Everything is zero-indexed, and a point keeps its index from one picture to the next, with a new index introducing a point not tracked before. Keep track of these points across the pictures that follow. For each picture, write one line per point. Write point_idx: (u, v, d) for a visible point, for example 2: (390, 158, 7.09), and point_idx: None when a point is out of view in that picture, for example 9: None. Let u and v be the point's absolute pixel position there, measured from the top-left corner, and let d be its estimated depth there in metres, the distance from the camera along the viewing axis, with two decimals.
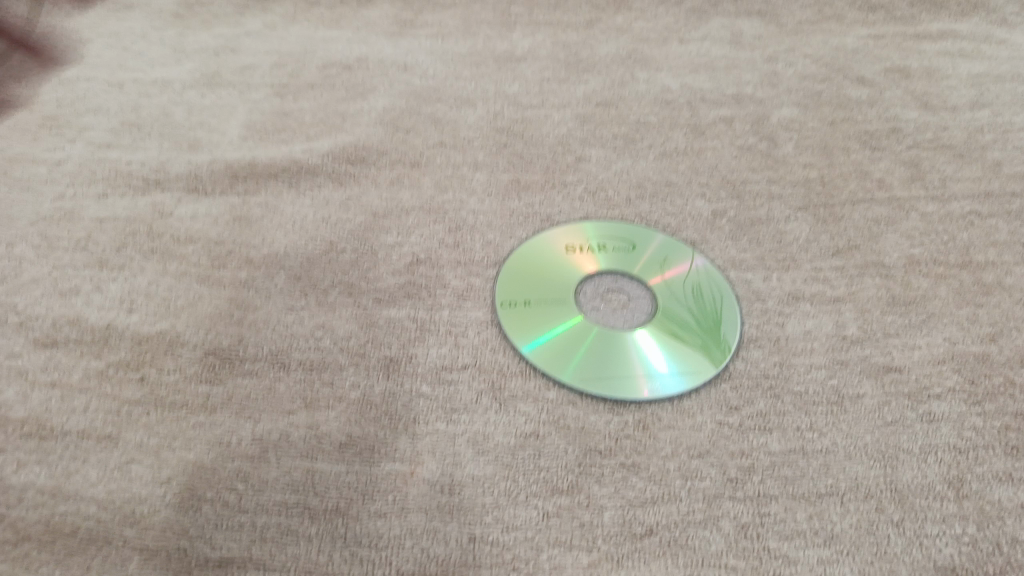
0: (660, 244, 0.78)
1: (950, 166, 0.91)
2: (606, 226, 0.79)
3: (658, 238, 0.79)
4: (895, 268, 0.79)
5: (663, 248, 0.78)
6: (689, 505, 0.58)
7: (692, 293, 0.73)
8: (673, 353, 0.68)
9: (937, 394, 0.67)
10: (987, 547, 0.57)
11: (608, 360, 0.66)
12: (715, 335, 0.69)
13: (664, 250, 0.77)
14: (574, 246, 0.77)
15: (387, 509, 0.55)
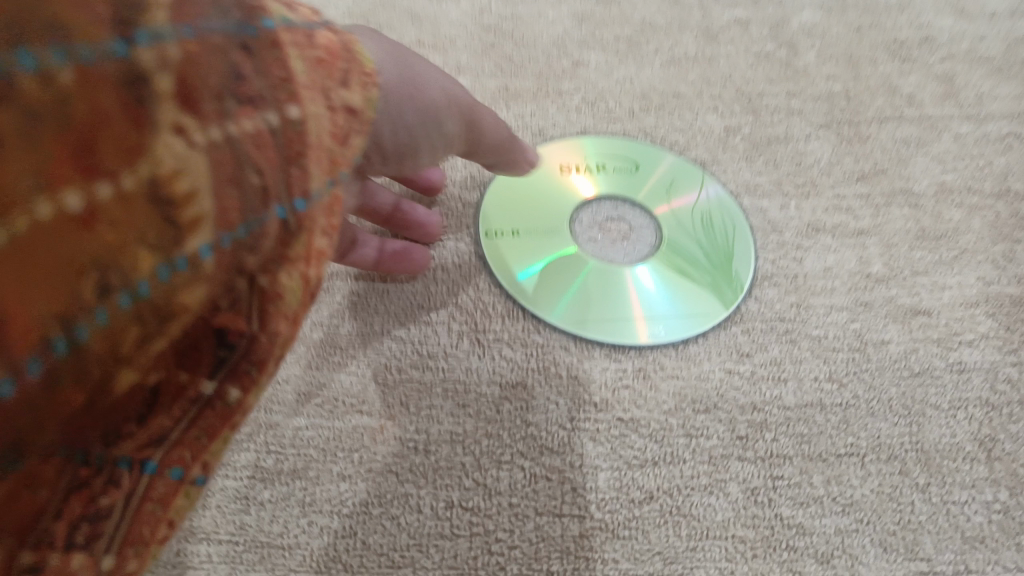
0: (665, 164, 0.70)
1: (988, 82, 0.80)
2: (606, 144, 0.71)
3: (664, 157, 0.70)
4: (925, 197, 0.71)
5: (670, 169, 0.70)
6: (693, 466, 0.51)
7: (700, 224, 0.66)
8: (680, 290, 0.61)
9: (969, 341, 0.60)
10: (1020, 516, 0.52)
11: (604, 301, 0.59)
12: (726, 271, 0.62)
13: (670, 172, 0.69)
14: (570, 166, 0.68)
15: (352, 472, 0.49)
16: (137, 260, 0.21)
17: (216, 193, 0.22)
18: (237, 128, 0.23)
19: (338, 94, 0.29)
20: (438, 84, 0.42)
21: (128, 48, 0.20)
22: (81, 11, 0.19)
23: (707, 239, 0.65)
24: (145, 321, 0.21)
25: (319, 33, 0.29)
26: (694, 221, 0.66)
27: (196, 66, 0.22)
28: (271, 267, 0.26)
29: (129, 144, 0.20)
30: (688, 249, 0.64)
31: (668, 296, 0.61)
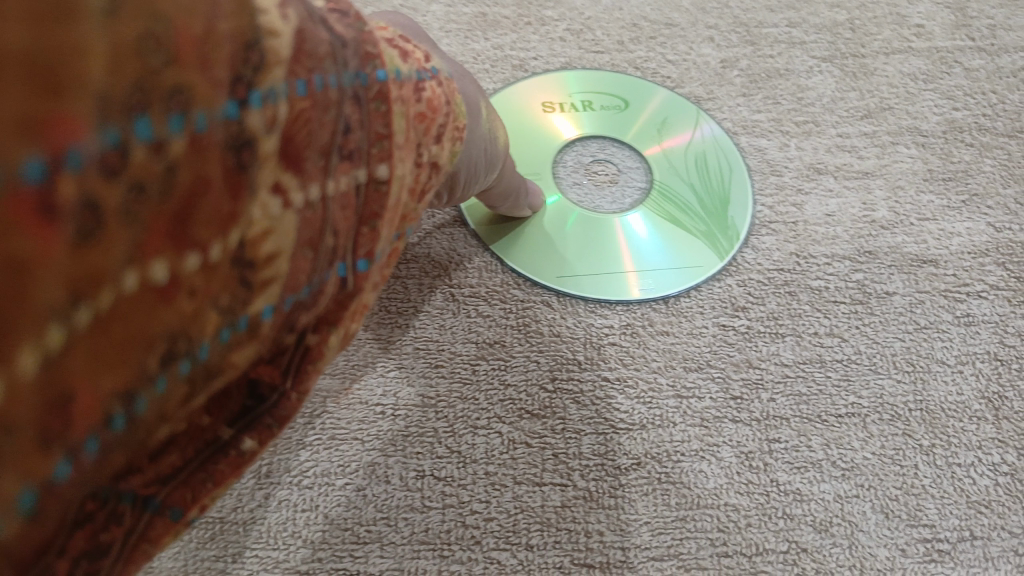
0: (654, 100, 0.65)
1: (1002, 10, 0.74)
2: (590, 78, 0.65)
3: (652, 93, 0.65)
4: (934, 136, 0.66)
5: (660, 106, 0.64)
6: (684, 430, 0.48)
7: (694, 167, 0.61)
8: (672, 240, 0.57)
9: (977, 291, 0.57)
10: None
11: (589, 254, 0.55)
12: (721, 219, 0.58)
13: (660, 109, 0.64)
14: (552, 105, 0.63)
15: (314, 440, 0.45)
16: (204, 325, 0.17)
17: (294, 253, 0.19)
18: (333, 187, 0.20)
19: (427, 150, 0.25)
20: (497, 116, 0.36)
21: (247, 105, 0.16)
22: (212, 73, 0.15)
23: (699, 185, 0.60)
24: (194, 381, 0.18)
25: (427, 82, 0.25)
26: (687, 164, 0.61)
27: (309, 126, 0.18)
28: (320, 324, 0.23)
29: (225, 215, 0.16)
30: (681, 195, 0.60)
31: (660, 247, 0.57)
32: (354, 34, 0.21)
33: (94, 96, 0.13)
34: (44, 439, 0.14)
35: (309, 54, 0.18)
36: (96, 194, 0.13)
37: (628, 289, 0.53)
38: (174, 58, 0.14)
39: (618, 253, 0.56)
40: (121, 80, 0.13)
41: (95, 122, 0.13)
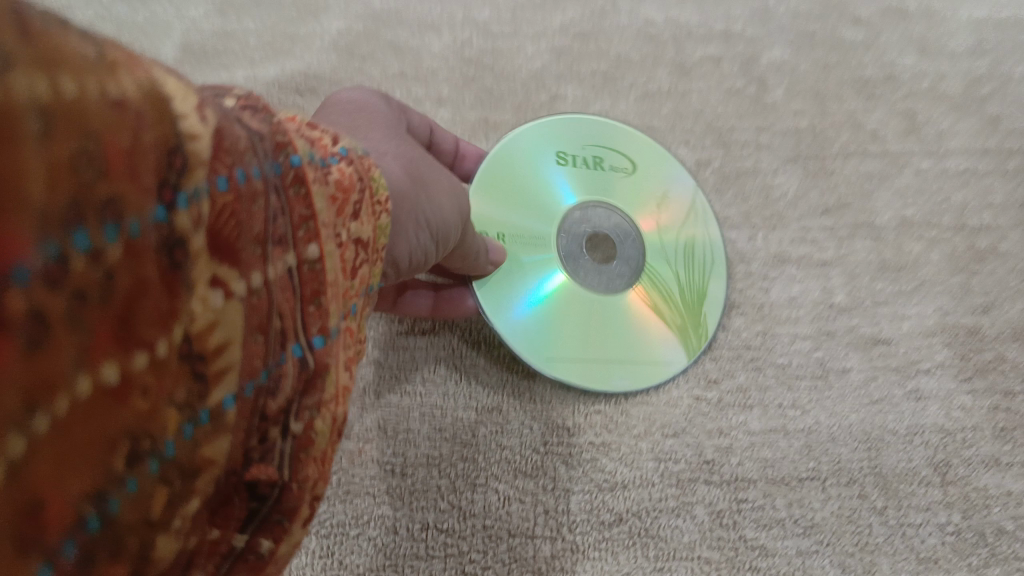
0: (657, 186, 0.69)
1: (947, 120, 0.82)
2: (616, 142, 0.68)
3: (662, 178, 0.69)
4: (887, 231, 0.74)
5: (665, 191, 0.68)
6: (661, 490, 0.53)
7: (679, 259, 0.65)
8: (644, 330, 0.61)
9: (926, 369, 0.63)
10: (971, 537, 0.55)
11: (575, 336, 0.59)
12: (696, 313, 0.63)
13: (663, 193, 0.68)
14: (571, 158, 0.66)
15: (328, 493, 0.50)
16: (167, 424, 0.19)
17: (243, 340, 0.22)
18: (272, 271, 0.23)
19: (346, 229, 0.29)
20: (444, 193, 0.45)
21: (175, 208, 0.18)
22: (137, 180, 0.16)
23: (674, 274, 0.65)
24: (173, 479, 0.20)
25: (335, 167, 0.29)
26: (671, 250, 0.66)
27: (235, 218, 0.21)
28: (303, 410, 0.25)
29: (165, 311, 0.18)
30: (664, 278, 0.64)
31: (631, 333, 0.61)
32: (266, 132, 0.24)
33: (31, 215, 0.14)
34: (21, 546, 0.15)
35: (227, 155, 0.20)
36: (42, 304, 0.14)
37: (600, 375, 0.57)
38: (103, 170, 0.15)
39: (592, 333, 0.60)
40: (59, 195, 0.14)
41: (37, 239, 0.14)
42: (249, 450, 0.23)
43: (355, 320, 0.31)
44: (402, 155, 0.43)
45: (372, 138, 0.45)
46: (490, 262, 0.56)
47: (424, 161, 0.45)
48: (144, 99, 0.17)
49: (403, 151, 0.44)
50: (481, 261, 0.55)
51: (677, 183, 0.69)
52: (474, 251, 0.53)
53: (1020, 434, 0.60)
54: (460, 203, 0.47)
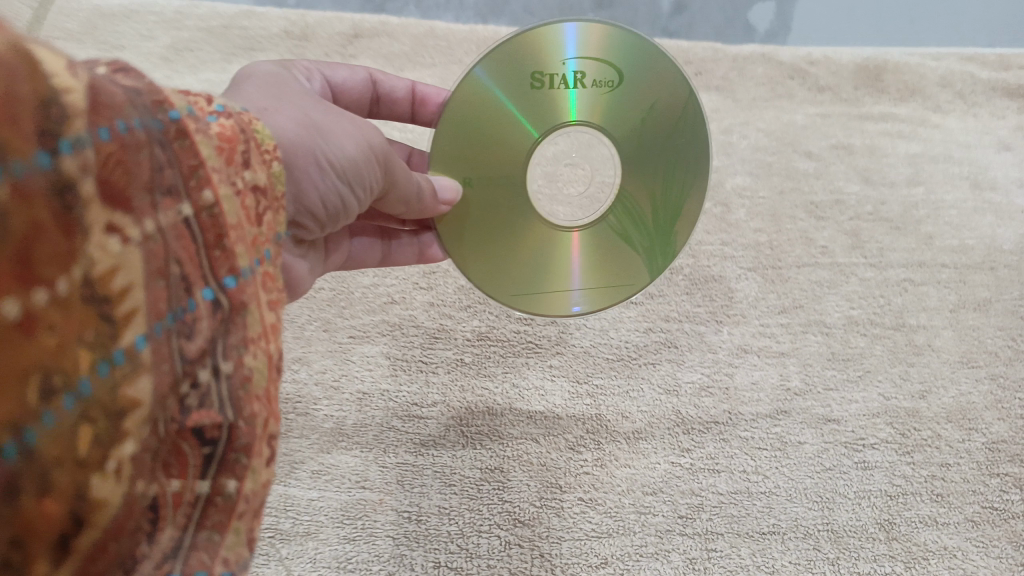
0: (651, 100, 0.60)
1: (888, 237, 0.90)
2: (600, 49, 0.58)
3: (659, 86, 0.59)
4: (836, 328, 0.81)
5: (657, 105, 0.60)
6: (642, 537, 0.63)
7: (661, 178, 0.62)
8: (615, 254, 0.65)
9: (872, 443, 0.72)
10: None
11: (539, 271, 0.64)
12: (666, 234, 0.64)
13: (654, 106, 0.60)
14: (544, 78, 0.58)
15: (357, 535, 0.62)
16: (80, 363, 0.23)
17: (143, 282, 0.26)
18: (163, 216, 0.28)
19: (238, 175, 0.35)
20: (347, 134, 0.50)
21: (60, 155, 0.22)
22: (16, 130, 0.21)
23: (657, 368, 0.75)
24: (97, 418, 0.24)
25: (214, 122, 0.35)
26: (655, 345, 0.76)
27: (123, 162, 0.25)
28: (231, 353, 0.30)
29: (63, 252, 0.23)
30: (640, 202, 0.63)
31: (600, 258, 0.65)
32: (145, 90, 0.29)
33: None
34: None
35: (107, 108, 0.25)
36: None
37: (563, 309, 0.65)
38: None
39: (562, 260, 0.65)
40: None
41: None
42: (185, 399, 0.28)
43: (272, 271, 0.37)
44: (295, 110, 0.48)
45: (281, 100, 0.49)
46: (438, 204, 0.59)
47: (321, 112, 0.50)
48: (10, 53, 0.21)
49: (298, 104, 0.49)
50: (425, 203, 0.57)
51: (675, 97, 0.60)
52: (413, 192, 0.56)
53: (954, 499, 0.69)
54: (368, 140, 0.51)
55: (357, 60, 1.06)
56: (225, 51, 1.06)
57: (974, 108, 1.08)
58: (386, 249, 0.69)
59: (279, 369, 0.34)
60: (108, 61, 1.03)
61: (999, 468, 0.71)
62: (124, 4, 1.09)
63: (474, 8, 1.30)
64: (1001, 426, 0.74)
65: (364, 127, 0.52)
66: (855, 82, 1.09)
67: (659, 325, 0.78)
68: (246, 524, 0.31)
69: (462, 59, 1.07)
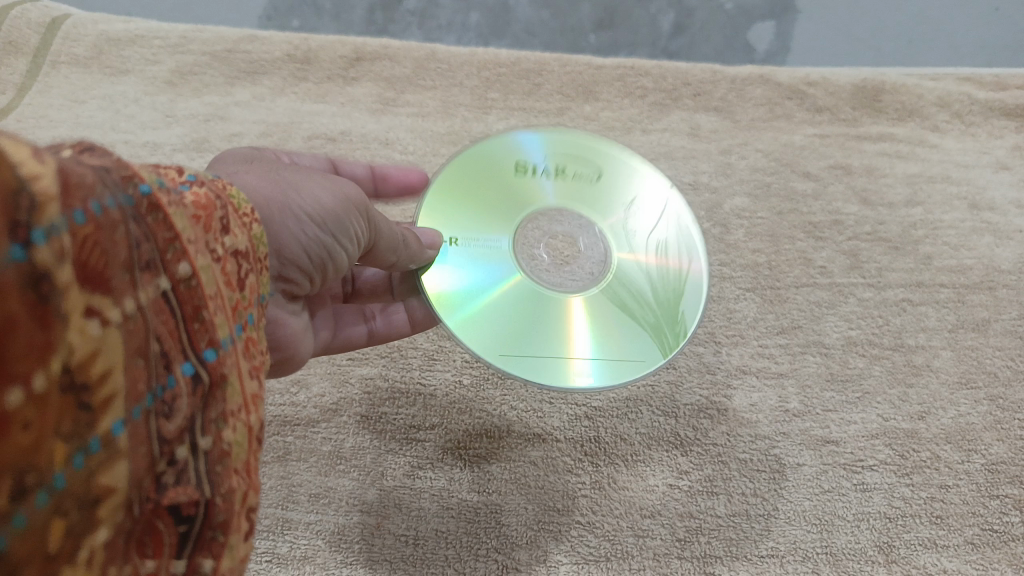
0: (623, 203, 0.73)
1: (886, 257, 0.89)
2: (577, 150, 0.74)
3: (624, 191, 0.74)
4: (834, 348, 0.80)
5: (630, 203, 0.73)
6: (640, 561, 0.64)
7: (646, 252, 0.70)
8: (612, 323, 0.66)
9: (871, 465, 0.72)
10: None
11: (535, 334, 0.64)
12: (672, 312, 0.67)
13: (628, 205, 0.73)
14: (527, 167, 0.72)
15: (353, 560, 0.63)
16: (56, 458, 0.24)
17: (124, 365, 0.27)
18: (143, 296, 0.29)
19: (212, 241, 0.37)
20: (321, 185, 0.52)
21: (34, 245, 0.22)
22: None
23: (656, 390, 0.75)
24: (69, 511, 0.25)
25: (188, 193, 0.37)
26: (654, 367, 0.77)
27: (99, 245, 0.26)
28: (210, 428, 0.33)
29: (40, 345, 0.23)
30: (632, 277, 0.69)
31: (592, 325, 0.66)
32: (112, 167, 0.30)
33: None
34: None
35: (78, 192, 0.25)
36: None
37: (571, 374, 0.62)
38: None
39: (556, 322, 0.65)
40: None
41: None
42: (162, 477, 0.30)
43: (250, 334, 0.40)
44: (264, 172, 0.51)
45: (251, 168, 0.52)
46: (422, 250, 0.62)
47: (292, 171, 0.52)
48: None
49: (267, 169, 0.52)
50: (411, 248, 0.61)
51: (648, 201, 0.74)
52: (398, 240, 0.59)
53: (954, 521, 0.69)
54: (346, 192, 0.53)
55: (358, 83, 1.07)
56: (227, 74, 1.07)
57: (972, 128, 1.08)
58: (372, 324, 0.70)
59: (259, 440, 0.37)
60: (115, 84, 1.04)
61: (999, 490, 0.71)
62: (130, 30, 1.10)
63: (476, 31, 1.32)
64: (1000, 447, 0.74)
65: (343, 181, 0.55)
66: (853, 103, 1.10)
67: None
68: None
69: (463, 82, 1.07)
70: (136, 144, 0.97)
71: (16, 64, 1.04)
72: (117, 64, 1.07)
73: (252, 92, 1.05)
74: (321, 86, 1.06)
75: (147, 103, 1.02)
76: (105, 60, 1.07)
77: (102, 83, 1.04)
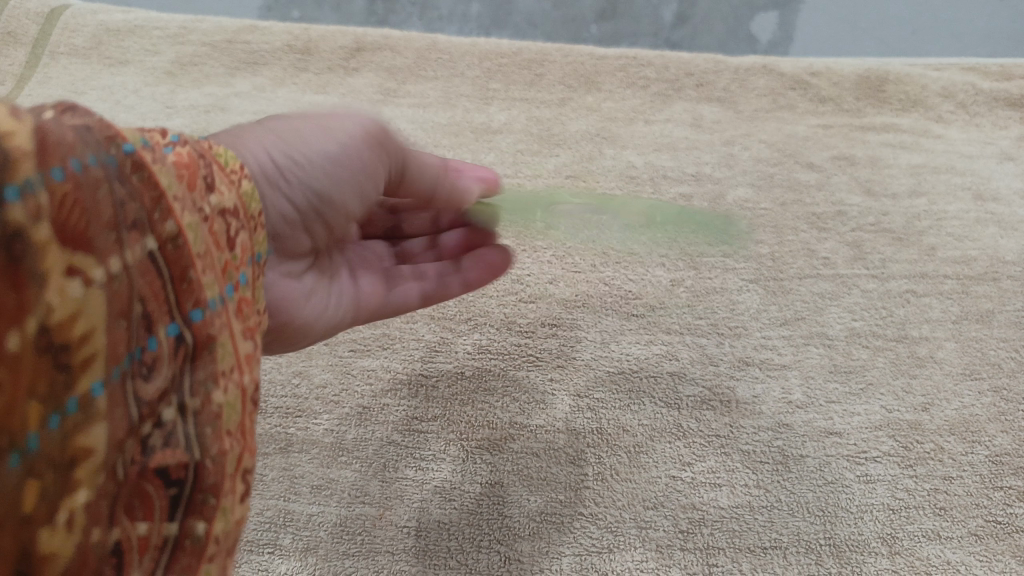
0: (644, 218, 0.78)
1: (890, 248, 0.89)
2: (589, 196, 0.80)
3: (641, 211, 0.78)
4: (837, 340, 0.80)
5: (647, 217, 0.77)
6: (643, 552, 0.63)
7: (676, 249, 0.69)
8: None
9: (874, 456, 0.71)
10: None
11: None
12: None
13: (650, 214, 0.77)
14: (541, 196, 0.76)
15: (355, 550, 0.62)
16: (30, 420, 0.25)
17: (107, 327, 0.27)
18: (131, 255, 0.29)
19: (201, 203, 0.37)
20: (323, 142, 0.53)
21: (6, 202, 0.23)
22: None
23: (658, 381, 0.75)
24: (43, 472, 0.25)
25: (172, 152, 0.37)
26: (656, 358, 0.77)
27: (79, 203, 0.26)
28: (198, 389, 0.33)
29: (14, 306, 0.24)
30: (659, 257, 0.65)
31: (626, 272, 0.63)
32: (99, 124, 0.30)
33: None
34: None
35: (55, 149, 0.26)
36: None
37: None
38: None
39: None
40: None
41: None
42: (148, 440, 0.30)
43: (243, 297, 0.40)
44: (273, 131, 0.53)
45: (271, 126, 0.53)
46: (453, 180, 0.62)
47: (305, 128, 0.54)
48: None
49: (281, 126, 0.53)
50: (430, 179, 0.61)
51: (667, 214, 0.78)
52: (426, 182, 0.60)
53: (957, 512, 0.68)
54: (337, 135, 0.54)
55: (359, 74, 1.06)
56: (228, 65, 1.06)
57: (976, 119, 1.07)
58: (425, 285, 0.68)
59: (253, 402, 0.38)
60: (114, 75, 1.04)
61: (1003, 481, 0.70)
62: (130, 20, 1.10)
63: (477, 21, 1.32)
64: (1004, 439, 0.73)
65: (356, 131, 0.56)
66: (857, 93, 1.09)
67: (660, 338, 0.79)
68: (218, 565, 0.34)
69: (464, 72, 1.07)
70: None
71: (14, 55, 1.03)
72: (118, 56, 1.06)
73: (253, 83, 1.04)
74: (322, 77, 1.05)
75: (147, 94, 1.01)
76: (104, 51, 1.07)
77: (101, 74, 1.04)
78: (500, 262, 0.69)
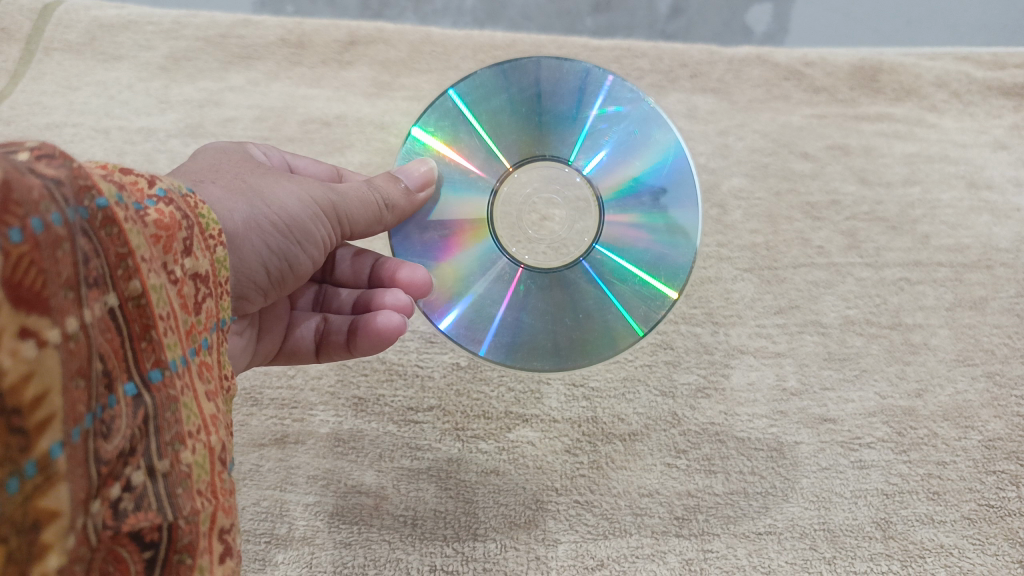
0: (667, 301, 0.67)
1: (884, 236, 0.89)
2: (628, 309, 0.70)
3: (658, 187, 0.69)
4: (832, 327, 0.80)
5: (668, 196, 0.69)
6: (638, 539, 0.65)
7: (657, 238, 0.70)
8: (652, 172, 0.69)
9: (867, 442, 0.72)
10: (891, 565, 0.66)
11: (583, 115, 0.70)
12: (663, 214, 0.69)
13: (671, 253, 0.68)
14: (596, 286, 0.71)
15: (352, 539, 0.64)
16: None
17: (66, 394, 0.28)
18: (90, 313, 0.30)
19: (170, 264, 0.38)
20: (287, 193, 0.57)
21: None
22: None
23: (654, 369, 0.75)
24: (7, 537, 0.26)
25: (152, 209, 0.38)
26: (651, 347, 0.76)
27: (35, 264, 0.26)
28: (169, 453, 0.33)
29: None
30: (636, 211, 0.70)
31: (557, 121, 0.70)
32: (65, 177, 0.30)
33: None
34: None
35: (18, 206, 0.26)
36: None
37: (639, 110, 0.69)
38: None
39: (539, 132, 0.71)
40: None
41: None
42: (119, 503, 0.31)
43: (211, 357, 0.41)
44: (232, 180, 0.56)
45: (213, 176, 0.57)
46: (411, 194, 0.66)
47: (259, 179, 0.58)
48: None
49: (231, 177, 0.57)
50: (393, 210, 0.65)
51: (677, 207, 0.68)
52: (372, 218, 0.64)
53: (951, 496, 0.69)
54: (316, 199, 0.59)
55: (353, 67, 1.05)
56: (221, 58, 1.05)
57: (971, 107, 1.05)
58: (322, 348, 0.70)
59: (220, 460, 0.38)
60: (109, 71, 1.03)
61: (996, 465, 0.71)
62: (123, 15, 1.08)
63: (472, 14, 1.32)
64: (997, 424, 0.74)
65: (309, 185, 0.60)
66: (851, 83, 1.07)
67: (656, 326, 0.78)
68: None
69: (458, 65, 1.06)
70: (130, 130, 0.97)
71: (8, 51, 1.03)
72: (110, 50, 1.06)
73: (246, 76, 1.04)
74: (315, 71, 1.05)
75: (141, 89, 1.02)
76: (98, 46, 1.06)
77: (95, 69, 1.04)
78: (390, 333, 0.67)
